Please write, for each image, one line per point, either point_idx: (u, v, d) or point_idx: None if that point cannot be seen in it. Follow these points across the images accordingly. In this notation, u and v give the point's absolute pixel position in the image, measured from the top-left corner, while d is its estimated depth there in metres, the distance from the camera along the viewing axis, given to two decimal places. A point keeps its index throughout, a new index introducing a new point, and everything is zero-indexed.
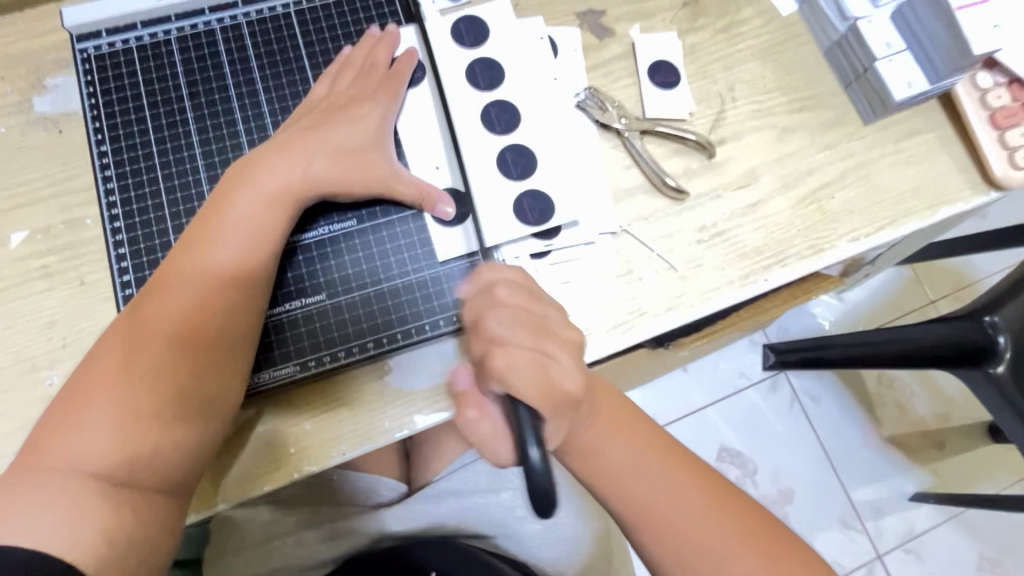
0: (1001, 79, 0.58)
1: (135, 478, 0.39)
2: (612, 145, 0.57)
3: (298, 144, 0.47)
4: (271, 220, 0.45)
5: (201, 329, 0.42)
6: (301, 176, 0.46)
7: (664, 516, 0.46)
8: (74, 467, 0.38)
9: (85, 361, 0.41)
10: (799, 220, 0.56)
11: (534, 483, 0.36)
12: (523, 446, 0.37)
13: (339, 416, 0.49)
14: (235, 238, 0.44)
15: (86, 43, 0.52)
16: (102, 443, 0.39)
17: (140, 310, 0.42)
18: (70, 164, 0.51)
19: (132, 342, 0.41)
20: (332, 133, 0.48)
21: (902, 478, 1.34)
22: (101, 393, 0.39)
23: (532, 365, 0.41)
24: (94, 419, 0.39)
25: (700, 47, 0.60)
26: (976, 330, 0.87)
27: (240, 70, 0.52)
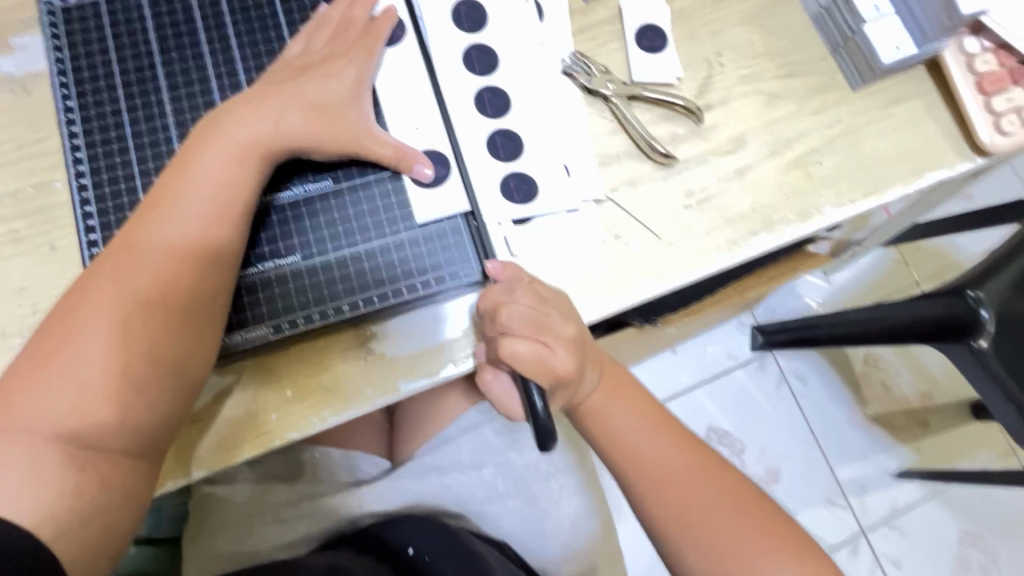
0: (987, 44, 0.57)
1: (102, 438, 0.38)
2: (599, 111, 0.56)
3: (268, 97, 0.46)
4: (243, 176, 0.44)
5: (172, 285, 0.41)
6: (273, 129, 0.45)
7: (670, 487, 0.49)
8: (37, 425, 0.37)
9: (48, 320, 0.40)
10: (786, 186, 0.56)
11: (539, 423, 0.43)
12: (529, 393, 0.45)
13: (319, 384, 0.48)
14: (206, 193, 0.43)
15: None
16: (67, 400, 0.37)
17: (106, 267, 0.41)
18: (39, 126, 0.50)
19: (98, 299, 0.40)
20: (305, 88, 0.47)
21: (887, 455, 1.36)
22: (66, 350, 0.38)
23: (533, 354, 0.45)
24: (58, 376, 0.38)
25: (687, 12, 0.59)
26: (962, 307, 0.88)
27: (213, 28, 0.51)
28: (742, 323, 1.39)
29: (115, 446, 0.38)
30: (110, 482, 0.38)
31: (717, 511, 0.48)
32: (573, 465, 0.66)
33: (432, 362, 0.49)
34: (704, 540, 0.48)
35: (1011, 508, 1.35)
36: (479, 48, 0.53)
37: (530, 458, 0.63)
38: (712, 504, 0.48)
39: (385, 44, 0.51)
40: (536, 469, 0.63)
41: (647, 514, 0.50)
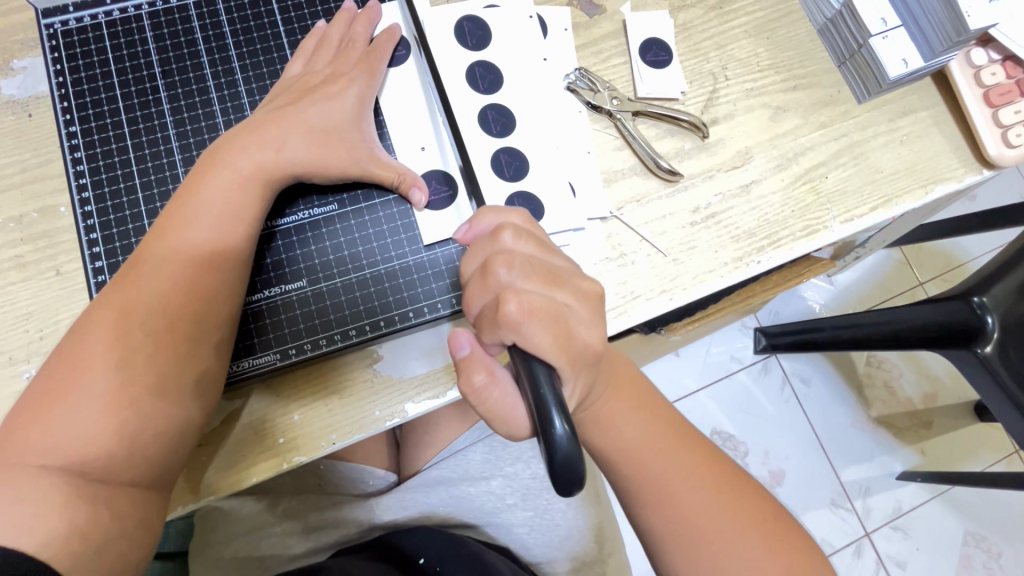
0: (995, 56, 0.57)
1: (111, 472, 0.38)
2: (604, 127, 0.56)
3: (271, 121, 0.45)
4: (246, 202, 0.44)
5: (176, 314, 0.41)
6: (274, 154, 0.45)
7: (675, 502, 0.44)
8: (45, 460, 0.37)
9: (58, 352, 0.40)
10: (793, 201, 0.56)
11: (559, 462, 0.31)
12: (546, 421, 0.32)
13: (328, 407, 0.48)
14: (208, 219, 0.43)
15: (52, 18, 0.50)
16: (77, 435, 0.37)
17: (113, 298, 0.41)
18: (41, 149, 0.49)
19: (106, 331, 0.40)
20: (307, 111, 0.46)
21: (891, 457, 1.36)
22: (75, 384, 0.38)
23: (544, 315, 0.36)
24: (69, 411, 0.38)
25: (692, 25, 0.59)
26: (967, 312, 0.88)
27: (216, 49, 0.50)
28: (745, 326, 1.39)
29: (127, 477, 0.39)
30: (122, 513, 0.38)
31: (722, 524, 0.44)
32: None
33: (438, 384, 0.49)
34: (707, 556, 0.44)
35: (1014, 508, 1.36)
36: (483, 65, 0.53)
37: (538, 469, 0.63)
38: (730, 530, 0.44)
39: (388, 64, 0.51)
40: (544, 479, 0.62)
41: (652, 528, 0.45)
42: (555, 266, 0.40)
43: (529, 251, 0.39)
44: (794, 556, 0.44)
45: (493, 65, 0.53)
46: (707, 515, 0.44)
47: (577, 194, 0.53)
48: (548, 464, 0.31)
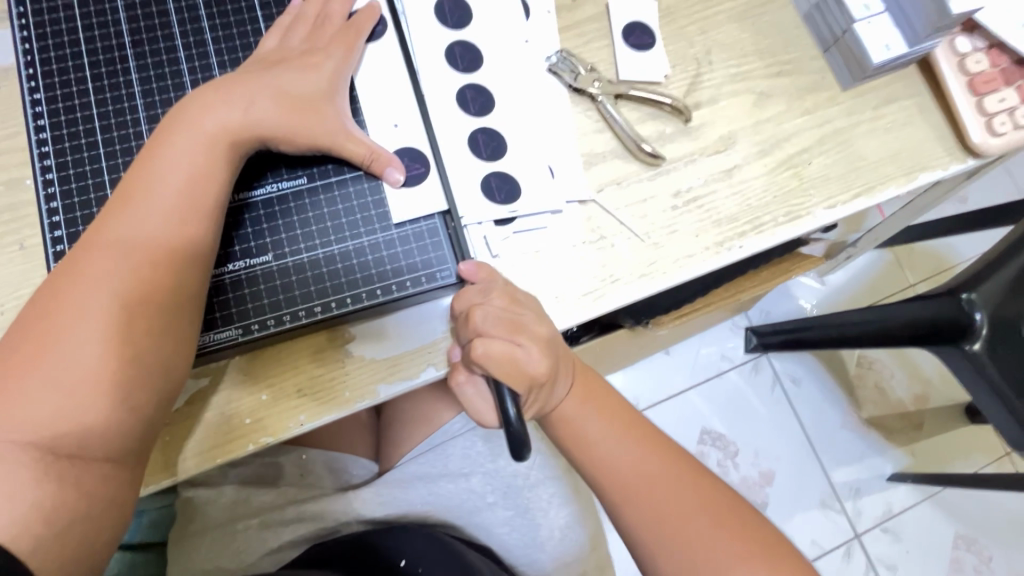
0: (979, 44, 0.57)
1: (75, 448, 0.37)
2: (585, 109, 0.55)
3: (239, 87, 0.44)
4: (212, 167, 0.43)
5: (142, 282, 0.40)
6: (241, 120, 0.44)
7: (641, 494, 0.48)
8: (10, 437, 0.35)
9: (20, 326, 0.39)
10: (776, 187, 0.55)
11: (511, 435, 0.41)
12: (503, 404, 0.43)
13: (295, 389, 0.47)
14: (173, 185, 0.42)
15: None
16: (45, 410, 0.36)
17: (78, 267, 0.39)
18: (7, 121, 0.48)
19: (71, 300, 0.38)
20: (276, 81, 0.45)
21: (881, 458, 1.35)
22: (34, 359, 0.37)
23: (505, 357, 0.44)
24: (34, 385, 0.37)
25: (676, 10, 0.58)
26: (955, 308, 0.87)
27: (188, 21, 0.50)
28: (735, 325, 1.38)
29: (99, 452, 0.38)
30: (88, 492, 0.37)
31: (688, 514, 0.47)
32: (560, 468, 0.64)
33: (412, 365, 0.48)
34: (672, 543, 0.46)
35: (1005, 511, 1.35)
36: (463, 44, 0.52)
37: (520, 466, 0.62)
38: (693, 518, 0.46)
39: (367, 40, 0.50)
40: (525, 476, 0.62)
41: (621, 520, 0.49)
42: (523, 316, 0.46)
43: (501, 303, 0.45)
44: (756, 540, 0.46)
45: (473, 45, 0.53)
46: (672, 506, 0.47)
47: (557, 176, 0.52)
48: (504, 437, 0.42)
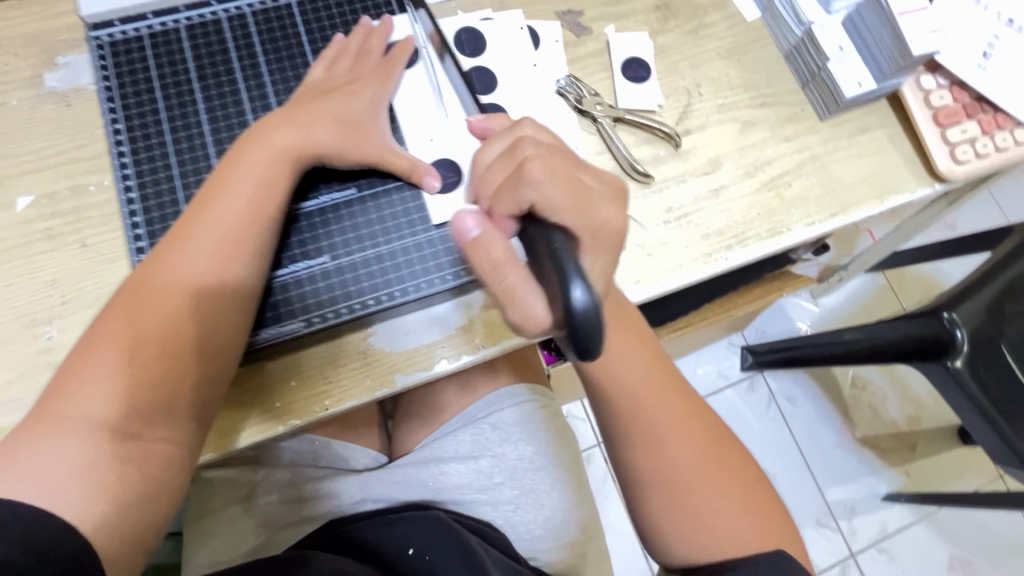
0: (942, 81, 0.63)
1: (141, 429, 0.42)
2: (588, 131, 0.61)
3: (301, 112, 0.51)
4: (275, 178, 0.49)
5: (211, 279, 0.46)
6: (301, 137, 0.50)
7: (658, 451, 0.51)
8: (86, 416, 0.40)
9: (107, 313, 0.44)
10: (759, 205, 0.61)
11: (579, 323, 0.33)
12: (566, 285, 0.34)
13: (323, 372, 0.52)
14: (242, 194, 0.47)
15: (100, 32, 0.56)
16: (117, 393, 0.41)
17: (159, 264, 0.45)
18: (76, 135, 0.55)
19: (151, 293, 0.44)
20: (332, 105, 0.52)
21: (875, 478, 1.38)
22: (118, 342, 0.43)
23: (566, 186, 0.39)
24: (110, 369, 0.42)
25: (669, 47, 0.65)
26: (937, 327, 0.92)
27: (244, 47, 0.57)
28: (732, 343, 1.42)
29: (157, 435, 0.43)
30: (144, 473, 0.42)
31: (696, 478, 0.51)
32: (563, 461, 0.68)
33: (427, 358, 0.53)
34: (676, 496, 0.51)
35: (999, 534, 1.36)
36: (479, 70, 0.59)
37: (525, 451, 0.66)
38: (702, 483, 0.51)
39: (403, 69, 0.57)
40: (530, 461, 0.65)
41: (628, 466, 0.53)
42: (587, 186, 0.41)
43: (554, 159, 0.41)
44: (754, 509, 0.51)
45: (487, 70, 0.60)
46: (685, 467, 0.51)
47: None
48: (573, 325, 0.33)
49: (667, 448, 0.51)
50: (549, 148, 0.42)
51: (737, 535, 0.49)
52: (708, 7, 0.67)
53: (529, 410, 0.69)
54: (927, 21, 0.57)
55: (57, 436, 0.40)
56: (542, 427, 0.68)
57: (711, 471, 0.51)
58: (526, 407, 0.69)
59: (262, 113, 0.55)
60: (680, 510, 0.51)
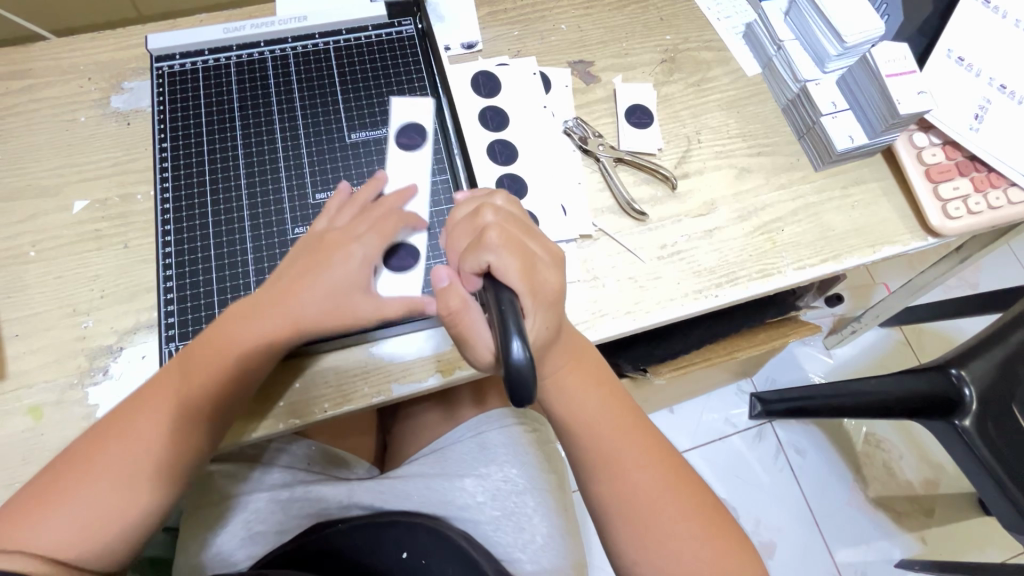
0: (935, 140, 0.66)
1: (90, 556, 0.46)
2: (590, 168, 0.66)
3: (305, 265, 0.51)
4: (257, 360, 0.50)
5: (181, 437, 0.49)
6: (296, 306, 0.50)
7: (626, 481, 0.48)
8: (65, 515, 0.45)
9: (112, 415, 0.49)
10: (751, 247, 0.63)
11: (513, 378, 0.35)
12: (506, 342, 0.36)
13: (324, 378, 0.55)
14: (224, 365, 0.49)
15: (162, 62, 0.63)
16: (96, 499, 0.46)
17: (169, 382, 0.49)
18: (132, 150, 0.62)
19: (151, 410, 0.49)
20: (324, 276, 0.51)
21: (889, 541, 1.32)
22: (92, 470, 0.47)
23: (516, 253, 0.45)
24: (99, 474, 0.47)
25: (673, 97, 0.70)
26: (945, 383, 0.91)
27: (282, 84, 0.64)
28: (742, 390, 1.42)
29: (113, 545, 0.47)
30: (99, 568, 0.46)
31: (666, 513, 0.47)
32: (549, 485, 0.69)
33: (424, 371, 0.56)
34: (648, 535, 0.47)
35: None
36: (493, 108, 0.66)
37: (510, 473, 0.68)
38: (674, 515, 0.48)
39: (399, 224, 0.55)
40: (514, 483, 0.67)
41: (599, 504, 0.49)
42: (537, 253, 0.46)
43: (509, 224, 0.47)
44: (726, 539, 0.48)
45: (501, 108, 0.66)
46: (653, 498, 0.48)
47: (568, 213, 0.62)
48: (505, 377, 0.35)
49: (636, 491, 0.48)
50: (507, 216, 0.48)
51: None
52: (711, 62, 0.72)
53: (518, 434, 0.71)
54: (914, 83, 0.60)
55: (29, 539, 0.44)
56: (530, 453, 0.70)
57: (684, 516, 0.48)
58: (516, 430, 0.71)
59: (290, 143, 0.62)
60: (655, 558, 0.47)
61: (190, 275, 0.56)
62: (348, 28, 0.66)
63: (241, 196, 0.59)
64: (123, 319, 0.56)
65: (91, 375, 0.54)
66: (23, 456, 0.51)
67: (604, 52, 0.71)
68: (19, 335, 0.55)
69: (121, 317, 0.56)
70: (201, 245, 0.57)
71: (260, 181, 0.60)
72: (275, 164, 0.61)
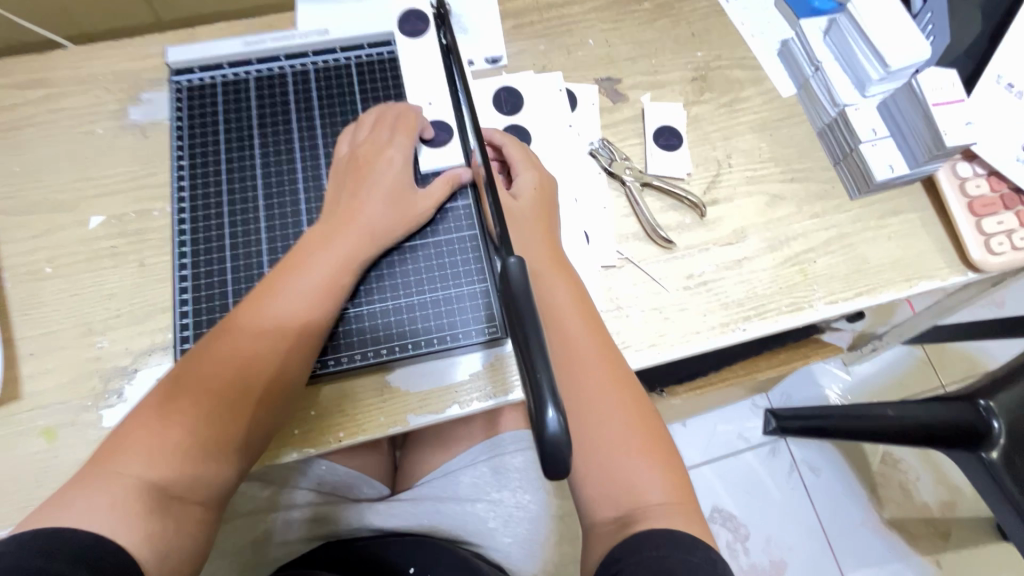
0: (979, 170, 0.63)
1: (186, 493, 0.44)
2: (616, 192, 0.63)
3: (354, 184, 0.54)
4: (344, 278, 0.52)
5: (279, 359, 0.48)
6: (358, 215, 0.53)
7: (584, 383, 0.49)
8: (137, 473, 0.43)
9: (183, 370, 0.47)
10: (782, 279, 0.61)
11: (546, 447, 0.29)
12: (539, 406, 0.29)
13: (340, 408, 0.54)
14: (311, 288, 0.50)
15: (181, 77, 0.62)
16: (172, 449, 0.44)
17: (246, 324, 0.48)
18: (148, 164, 0.61)
19: (237, 355, 0.47)
20: (375, 182, 0.54)
21: (901, 564, 1.29)
22: (186, 404, 0.45)
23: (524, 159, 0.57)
24: (172, 425, 0.44)
25: (703, 117, 0.67)
26: (972, 414, 0.87)
27: (302, 100, 0.62)
28: (756, 405, 1.38)
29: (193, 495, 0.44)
30: (181, 524, 0.44)
31: (618, 426, 0.48)
32: (562, 513, 0.68)
33: (441, 401, 0.55)
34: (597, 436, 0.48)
35: None
36: (516, 128, 0.64)
37: (522, 499, 0.67)
38: (623, 429, 0.48)
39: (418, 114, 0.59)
40: (526, 510, 0.67)
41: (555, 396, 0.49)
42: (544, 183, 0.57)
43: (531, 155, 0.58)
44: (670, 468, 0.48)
45: (524, 128, 0.64)
46: (606, 408, 0.48)
47: (591, 241, 0.61)
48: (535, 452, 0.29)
49: (591, 385, 0.49)
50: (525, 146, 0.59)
51: (642, 483, 0.47)
52: (744, 82, 0.69)
53: (532, 458, 0.69)
54: (963, 113, 0.57)
55: (110, 489, 0.42)
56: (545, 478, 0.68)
57: (631, 418, 0.49)
58: (531, 455, 0.69)
59: (310, 162, 0.60)
60: (591, 450, 0.48)
61: (206, 299, 0.55)
62: (370, 42, 0.65)
63: (259, 218, 0.58)
64: (138, 340, 0.55)
65: (105, 398, 0.53)
66: (35, 479, 0.50)
67: (633, 69, 0.69)
68: (34, 353, 0.54)
69: (136, 337, 0.55)
70: (218, 268, 0.56)
71: (278, 202, 0.58)
72: (294, 184, 0.59)
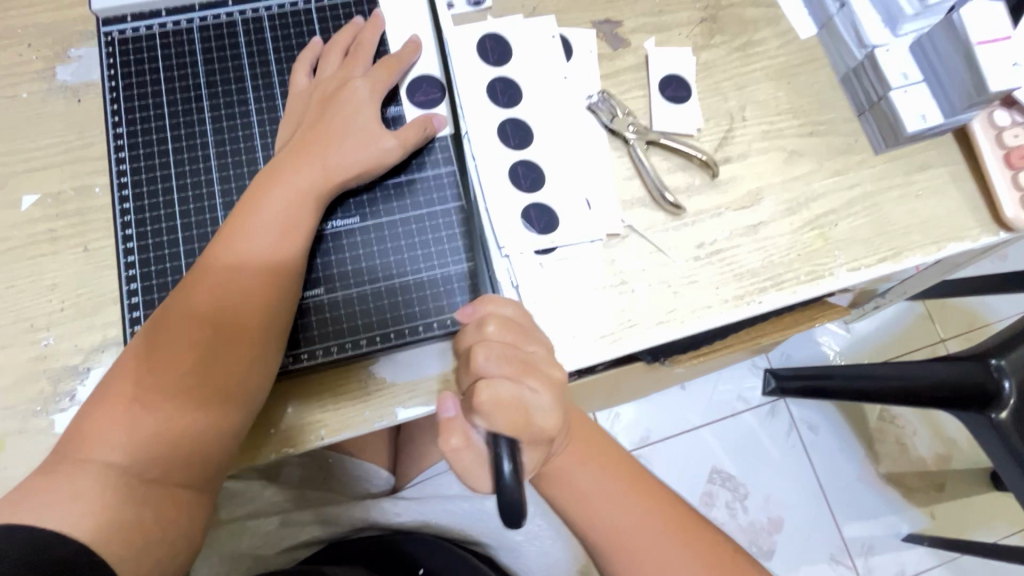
0: (1018, 118, 0.57)
1: (164, 478, 0.41)
2: (618, 152, 0.57)
3: (317, 124, 0.49)
4: (303, 227, 0.47)
5: (238, 329, 0.44)
6: (319, 156, 0.48)
7: (603, 514, 0.48)
8: (106, 458, 0.39)
9: (143, 342, 0.43)
10: (800, 245, 0.56)
11: None
12: None
13: (320, 403, 0.49)
14: (266, 239, 0.45)
15: (111, 27, 0.54)
16: (140, 433, 0.40)
17: (200, 285, 0.44)
18: (85, 132, 0.53)
19: (192, 323, 0.43)
20: (338, 120, 0.49)
21: (897, 517, 1.21)
22: (146, 379, 0.42)
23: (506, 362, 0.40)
24: (134, 407, 0.41)
25: (713, 64, 0.60)
26: (982, 373, 0.74)
27: (256, 53, 0.54)
28: (755, 366, 1.26)
29: (172, 480, 0.41)
30: (161, 511, 0.40)
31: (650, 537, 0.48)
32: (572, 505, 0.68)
33: (431, 393, 0.50)
34: (631, 557, 0.48)
35: None
36: (504, 80, 0.55)
37: None
38: (655, 541, 0.48)
39: (400, 55, 0.53)
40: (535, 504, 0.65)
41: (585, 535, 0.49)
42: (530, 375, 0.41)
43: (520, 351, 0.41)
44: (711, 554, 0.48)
45: (513, 80, 0.56)
46: (632, 529, 0.48)
47: (593, 207, 0.54)
48: (494, 497, 0.36)
49: (604, 508, 0.48)
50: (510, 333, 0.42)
51: None
52: (759, 22, 0.61)
53: None
54: (1010, 53, 0.51)
55: (72, 480, 0.38)
56: None
57: (642, 505, 0.49)
58: None
59: (270, 127, 0.53)
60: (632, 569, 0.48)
61: (158, 288, 0.49)
62: None
63: (213, 194, 0.51)
64: (88, 335, 0.49)
65: (56, 401, 0.48)
66: None
67: (635, 9, 0.60)
68: None
69: (85, 333, 0.49)
70: (168, 252, 0.50)
71: (234, 173, 0.52)
72: (253, 154, 0.52)
